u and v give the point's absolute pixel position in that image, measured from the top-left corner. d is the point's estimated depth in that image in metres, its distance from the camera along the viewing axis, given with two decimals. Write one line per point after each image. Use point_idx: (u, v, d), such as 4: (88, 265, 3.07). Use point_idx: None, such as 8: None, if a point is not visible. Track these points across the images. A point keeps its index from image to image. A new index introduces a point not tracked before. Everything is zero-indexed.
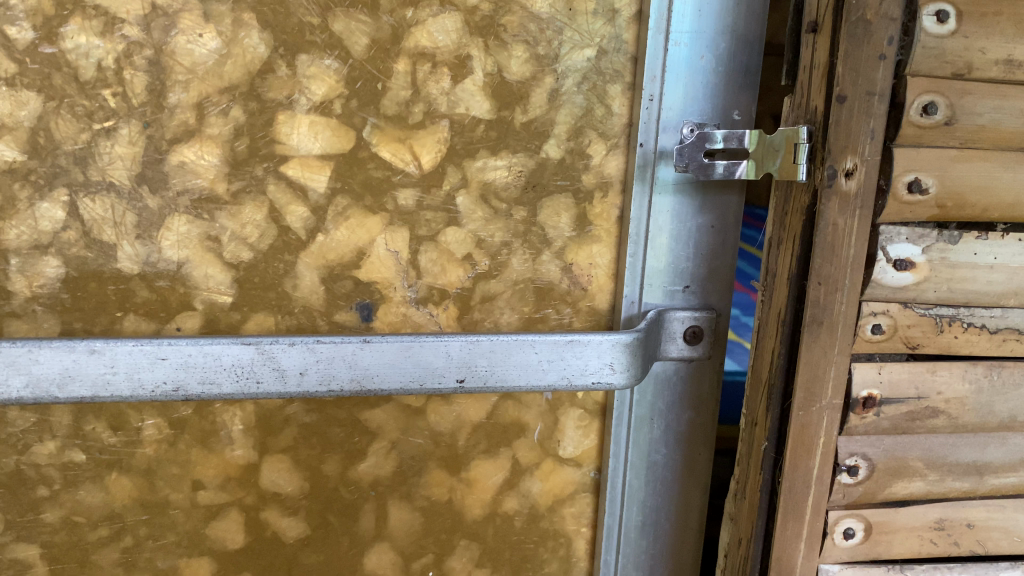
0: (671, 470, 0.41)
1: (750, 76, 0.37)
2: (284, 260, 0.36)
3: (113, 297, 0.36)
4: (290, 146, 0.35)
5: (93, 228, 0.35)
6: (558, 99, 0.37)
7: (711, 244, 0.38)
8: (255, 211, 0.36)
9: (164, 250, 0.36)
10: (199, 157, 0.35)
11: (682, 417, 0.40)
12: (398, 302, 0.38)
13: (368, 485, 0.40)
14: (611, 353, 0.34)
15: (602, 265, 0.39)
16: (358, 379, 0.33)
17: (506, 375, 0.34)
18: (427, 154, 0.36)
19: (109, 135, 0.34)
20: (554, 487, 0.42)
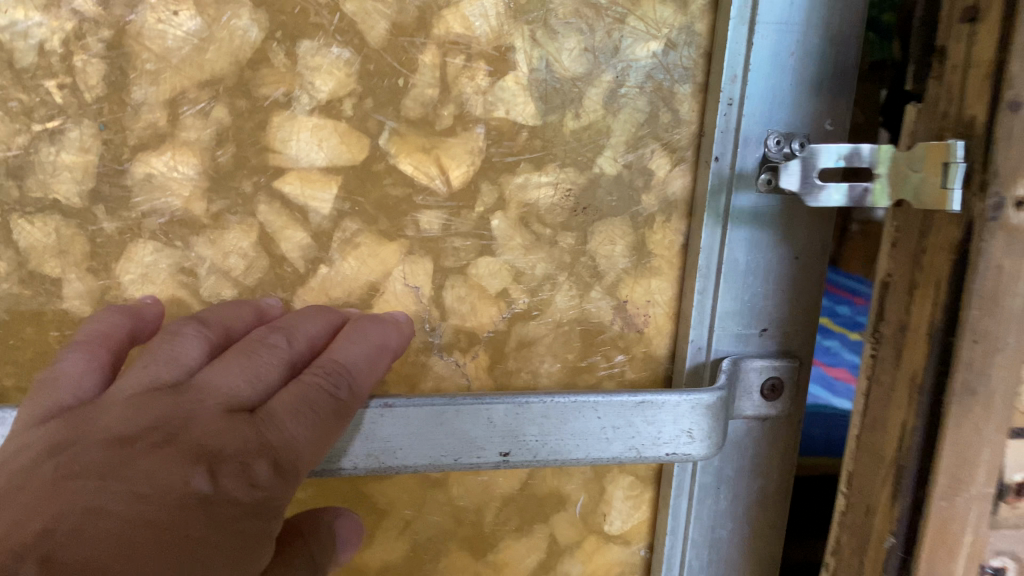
0: (736, 547, 0.34)
1: (847, 78, 0.30)
2: (277, 299, 0.29)
3: (56, 347, 0.28)
4: (286, 155, 0.28)
5: (30, 258, 0.27)
6: (617, 101, 0.30)
7: (794, 280, 0.32)
8: (242, 236, 0.28)
9: (122, 286, 0.28)
10: (171, 168, 0.27)
11: (753, 483, 0.34)
12: (418, 348, 0.30)
13: (376, 571, 0.33)
14: (691, 417, 0.28)
15: (661, 303, 0.33)
16: (375, 455, 0.26)
17: (560, 447, 0.27)
18: (457, 168, 0.29)
19: (53, 138, 0.26)
20: (598, 569, 0.35)
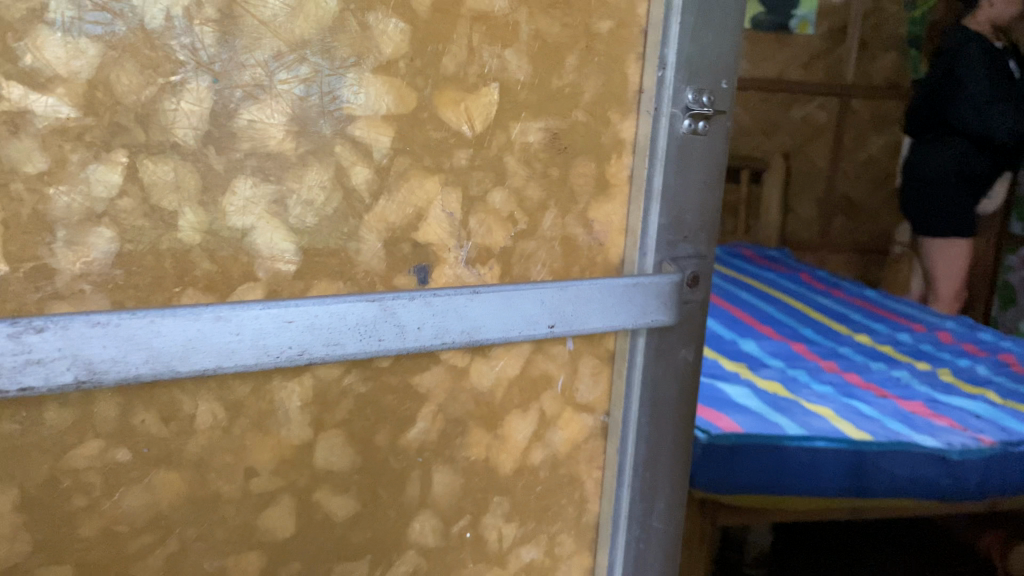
0: (670, 408, 0.45)
1: (735, 45, 0.42)
2: (349, 224, 0.36)
3: (170, 271, 0.33)
4: (356, 105, 0.35)
5: (152, 193, 0.33)
6: (586, 66, 0.39)
7: (705, 198, 0.43)
8: (321, 172, 0.35)
9: (228, 216, 0.34)
10: (268, 116, 0.34)
11: (678, 353, 0.44)
12: (451, 263, 0.38)
13: (416, 451, 0.40)
14: (665, 294, 0.42)
15: (616, 221, 0.42)
16: (467, 332, 0.38)
17: (586, 319, 0.41)
18: (478, 118, 0.38)
19: (176, 90, 0.32)
20: (573, 436, 0.45)
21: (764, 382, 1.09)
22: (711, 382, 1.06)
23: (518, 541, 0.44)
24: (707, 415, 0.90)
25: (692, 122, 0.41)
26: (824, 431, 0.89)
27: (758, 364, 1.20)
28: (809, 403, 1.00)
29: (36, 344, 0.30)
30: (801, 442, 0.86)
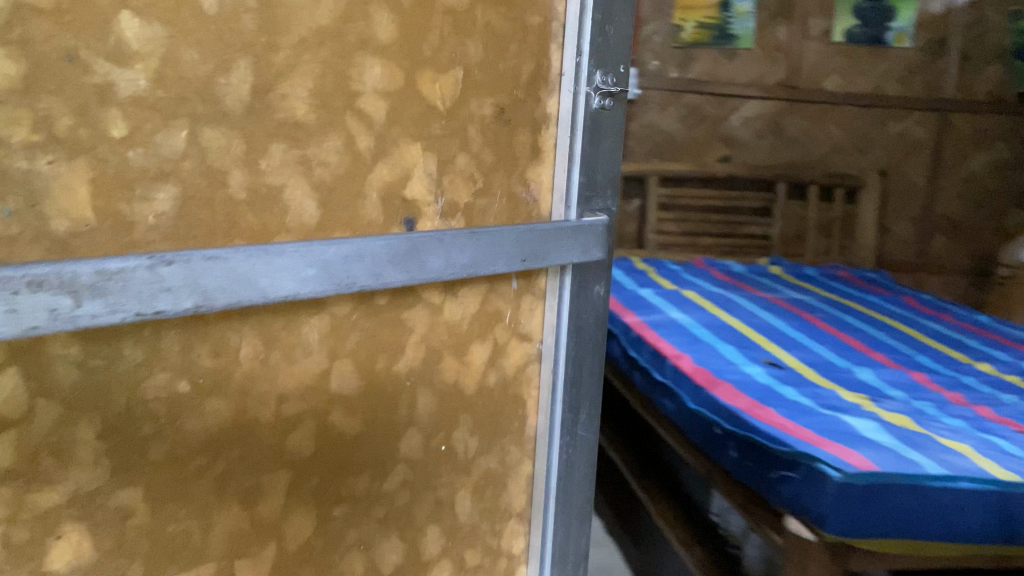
0: (589, 333, 0.61)
1: (629, 40, 0.58)
2: (356, 181, 0.47)
3: (220, 223, 0.42)
4: (362, 84, 0.46)
5: (208, 155, 0.41)
6: (521, 55, 0.54)
7: (611, 158, 0.59)
8: (336, 140, 0.45)
9: (265, 170, 0.43)
10: (297, 91, 0.43)
11: (592, 291, 0.61)
12: (431, 216, 0.50)
13: (405, 376, 0.52)
14: (593, 236, 0.58)
15: (545, 179, 0.57)
16: (468, 270, 0.49)
17: (549, 254, 0.54)
18: (448, 96, 0.50)
19: (228, 69, 0.41)
20: (518, 360, 0.59)
21: (892, 416, 1.16)
22: (840, 418, 1.12)
23: (477, 452, 0.58)
24: (839, 453, 0.94)
25: (601, 96, 0.57)
26: (967, 470, 0.91)
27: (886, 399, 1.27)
28: (945, 439, 1.05)
29: (167, 275, 0.37)
30: (943, 482, 0.89)
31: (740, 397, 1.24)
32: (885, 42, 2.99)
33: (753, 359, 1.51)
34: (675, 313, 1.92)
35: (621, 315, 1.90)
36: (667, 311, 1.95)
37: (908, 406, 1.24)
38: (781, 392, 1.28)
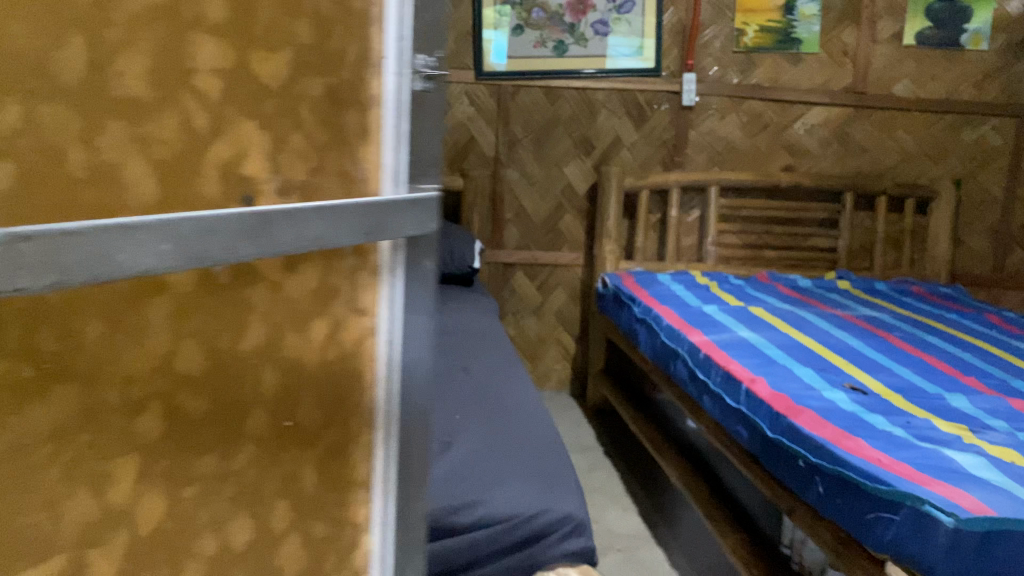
0: (418, 306, 0.57)
1: (438, 21, 0.56)
2: (194, 160, 0.41)
3: (62, 199, 0.35)
4: (197, 61, 0.41)
5: (41, 133, 0.35)
6: (349, 36, 0.49)
7: (432, 144, 0.56)
8: (171, 118, 0.40)
9: (102, 149, 0.37)
10: (130, 66, 0.38)
11: (421, 264, 0.57)
12: (269, 194, 0.45)
13: (250, 352, 0.47)
14: (427, 213, 0.55)
15: (376, 166, 0.52)
16: (318, 242, 0.46)
17: (390, 227, 0.51)
18: (271, 74, 0.45)
19: (60, 43, 0.35)
20: (357, 335, 0.53)
21: (996, 450, 1.23)
22: (939, 450, 1.21)
23: (322, 425, 0.52)
24: (948, 492, 1.02)
25: (420, 77, 0.53)
26: None
27: (980, 428, 1.35)
28: None
29: (23, 247, 0.31)
30: None
31: (825, 426, 1.32)
32: (960, 44, 3.02)
33: (835, 384, 1.60)
34: (752, 336, 1.99)
35: (688, 334, 2.04)
36: (742, 334, 2.01)
37: (1010, 437, 1.30)
38: (870, 421, 1.36)
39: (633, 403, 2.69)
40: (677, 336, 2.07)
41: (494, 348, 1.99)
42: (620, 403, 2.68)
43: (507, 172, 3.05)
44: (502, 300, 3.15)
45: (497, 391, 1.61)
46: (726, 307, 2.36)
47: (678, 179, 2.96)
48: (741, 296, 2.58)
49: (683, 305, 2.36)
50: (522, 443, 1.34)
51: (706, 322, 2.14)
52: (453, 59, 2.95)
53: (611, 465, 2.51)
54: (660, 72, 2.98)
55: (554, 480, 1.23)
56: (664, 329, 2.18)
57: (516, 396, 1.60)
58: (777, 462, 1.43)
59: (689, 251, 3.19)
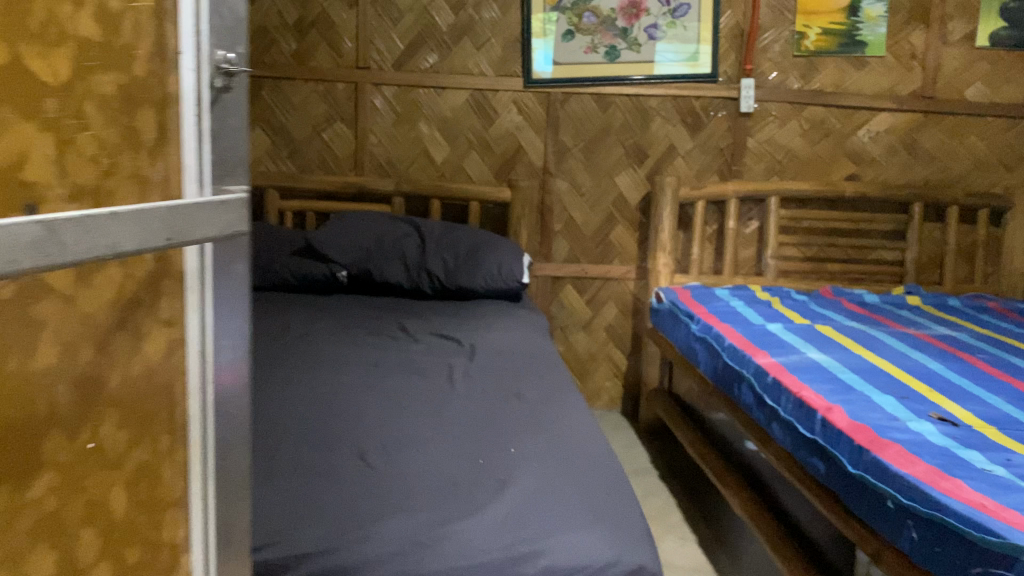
0: (230, 309, 0.61)
1: (241, 20, 0.60)
2: None
3: None
4: None
5: None
6: (138, 32, 0.51)
7: (235, 138, 0.60)
8: None
9: None
10: None
11: (233, 267, 0.60)
12: (53, 201, 0.44)
13: (45, 372, 0.45)
14: (240, 212, 0.58)
15: (172, 160, 0.55)
16: (110, 248, 0.43)
17: (189, 231, 0.51)
18: (56, 75, 0.45)
19: None
20: (158, 347, 0.55)
21: None
22: None
23: (128, 445, 0.53)
24: None
25: (222, 73, 0.57)
26: None
27: None
28: None
29: None
30: None
31: (915, 463, 1.24)
32: None
33: (921, 414, 1.49)
34: (824, 359, 1.85)
35: (753, 355, 1.92)
36: (813, 356, 1.87)
37: None
38: (965, 456, 1.27)
39: (695, 428, 2.54)
40: (743, 358, 1.95)
41: (546, 356, 1.85)
42: (681, 427, 2.53)
43: (556, 183, 2.94)
44: (551, 314, 3.04)
45: (547, 404, 1.47)
46: (793, 325, 2.22)
47: (737, 190, 2.82)
48: (807, 313, 2.42)
49: (747, 324, 2.23)
50: (584, 472, 1.19)
51: (773, 343, 2.00)
52: (499, 66, 2.84)
53: (667, 491, 2.38)
54: (717, 78, 2.86)
55: (620, 519, 1.07)
56: (728, 350, 2.05)
57: (568, 410, 1.46)
58: (859, 502, 1.35)
59: (747, 264, 3.02)
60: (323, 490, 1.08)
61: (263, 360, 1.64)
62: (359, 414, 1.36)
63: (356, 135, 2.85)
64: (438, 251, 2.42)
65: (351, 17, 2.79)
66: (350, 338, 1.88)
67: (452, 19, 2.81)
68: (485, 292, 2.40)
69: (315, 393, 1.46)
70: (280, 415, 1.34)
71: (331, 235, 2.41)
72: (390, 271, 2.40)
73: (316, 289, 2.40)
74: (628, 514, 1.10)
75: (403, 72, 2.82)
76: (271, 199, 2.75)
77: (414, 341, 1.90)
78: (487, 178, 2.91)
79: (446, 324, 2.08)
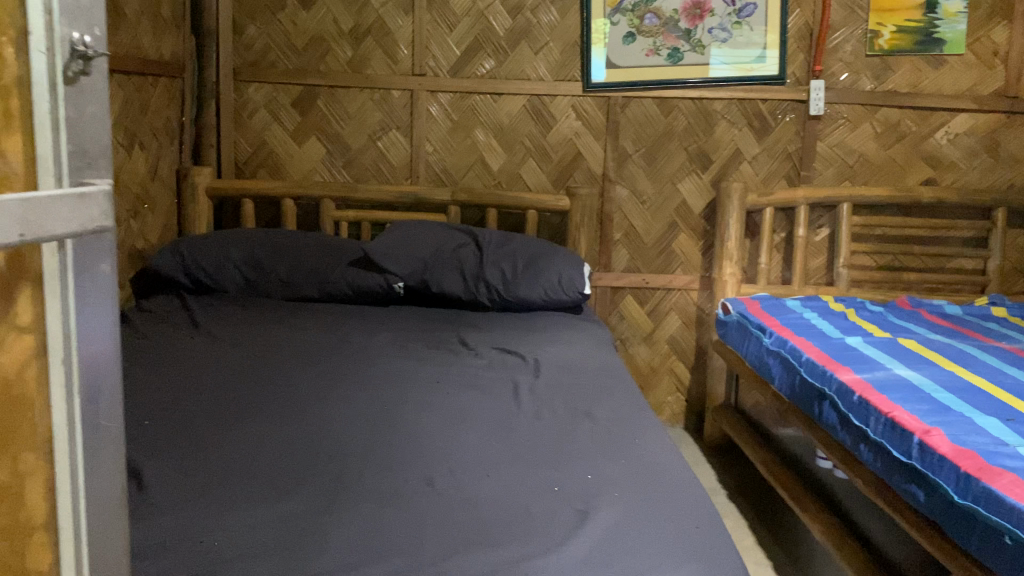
0: (98, 313, 0.68)
1: (93, 3, 0.65)
2: None
3: None
4: None
5: None
6: None
7: (97, 123, 0.66)
8: None
9: None
10: None
11: (99, 268, 0.67)
12: None
13: None
14: (103, 202, 0.66)
15: (23, 147, 0.61)
16: None
17: (47, 225, 0.59)
18: None
19: None
20: (17, 351, 0.63)
21: None
22: None
23: None
24: None
25: (81, 56, 0.63)
26: None
27: None
28: None
29: None
30: None
31: None
32: None
33: None
34: (913, 376, 1.75)
35: (836, 371, 1.83)
36: (901, 373, 1.77)
37: None
38: None
39: (767, 448, 2.42)
40: (823, 375, 1.85)
41: (616, 372, 1.76)
42: (752, 449, 2.41)
43: (616, 191, 2.85)
44: (611, 326, 2.95)
45: (622, 426, 1.40)
46: (873, 339, 2.10)
47: (807, 196, 2.70)
48: (886, 326, 2.29)
49: (823, 338, 2.12)
50: (667, 500, 1.10)
51: (854, 359, 1.90)
52: (558, 71, 2.77)
53: (734, 511, 2.28)
54: (785, 80, 2.74)
55: (714, 555, 0.98)
56: (806, 366, 1.95)
57: (644, 431, 1.38)
58: (965, 535, 1.24)
59: (817, 273, 2.89)
60: (391, 516, 1.02)
61: (320, 377, 1.59)
62: (424, 436, 1.30)
63: (412, 143, 2.81)
64: (497, 261, 2.36)
65: (408, 23, 2.75)
66: (409, 352, 1.83)
67: (510, 24, 2.75)
68: (545, 304, 2.32)
69: (378, 412, 1.41)
70: (344, 437, 1.29)
71: (388, 245, 2.36)
72: (448, 282, 2.34)
73: (372, 299, 2.35)
74: (721, 549, 1.00)
75: (459, 79, 2.77)
76: (327, 209, 2.72)
77: (475, 355, 1.83)
78: (544, 186, 2.85)
79: (507, 338, 2.02)
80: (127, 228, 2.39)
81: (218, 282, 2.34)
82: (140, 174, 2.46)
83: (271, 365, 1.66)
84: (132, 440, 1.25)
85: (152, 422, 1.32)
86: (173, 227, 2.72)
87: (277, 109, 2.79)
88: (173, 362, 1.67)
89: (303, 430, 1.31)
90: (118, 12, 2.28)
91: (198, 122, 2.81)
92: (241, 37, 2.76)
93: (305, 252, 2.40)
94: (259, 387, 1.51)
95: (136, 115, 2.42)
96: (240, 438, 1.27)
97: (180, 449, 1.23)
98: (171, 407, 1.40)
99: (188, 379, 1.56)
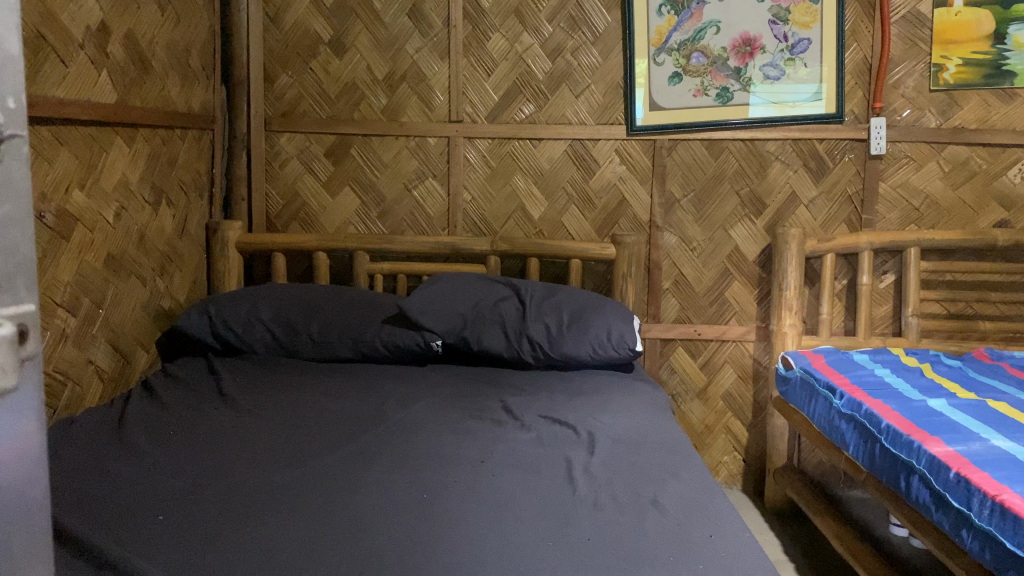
0: (20, 493, 0.59)
1: (9, 65, 0.56)
2: None
3: None
4: None
5: None
6: None
7: (14, 233, 0.57)
8: None
9: None
10: None
11: (28, 425, 0.59)
12: None
13: None
14: None
15: None
16: None
17: None
18: None
19: None
20: None
21: None
22: None
23: None
24: None
25: None
26: None
27: None
28: None
29: None
30: None
31: None
32: None
33: None
34: (1012, 448, 1.58)
35: (925, 442, 1.64)
36: (999, 446, 1.60)
37: None
38: None
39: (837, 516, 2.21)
40: (910, 446, 1.67)
41: (677, 446, 1.60)
42: (822, 518, 2.19)
43: (664, 237, 2.69)
44: (661, 381, 2.78)
45: (694, 519, 1.24)
46: (958, 402, 1.91)
47: (871, 241, 2.51)
48: (969, 384, 2.10)
49: (901, 399, 1.93)
50: None
51: (942, 426, 1.71)
52: (600, 114, 2.64)
53: None
54: (843, 118, 2.57)
55: None
56: (888, 433, 1.77)
57: (721, 526, 1.23)
58: None
59: (883, 322, 2.70)
60: None
61: (350, 461, 1.45)
62: (469, 533, 1.17)
63: (448, 192, 2.69)
64: (541, 316, 2.20)
65: (444, 68, 2.64)
66: (447, 424, 1.68)
67: (549, 67, 2.62)
68: (593, 362, 2.16)
69: (417, 503, 1.26)
70: (381, 534, 1.15)
71: (425, 302, 2.22)
72: (488, 339, 2.18)
73: (409, 359, 2.20)
74: None
75: (497, 125, 2.65)
76: (360, 261, 2.59)
77: (523, 428, 1.67)
78: (589, 235, 2.69)
79: (554, 404, 1.85)
80: (153, 287, 2.28)
81: (247, 343, 2.20)
82: (167, 231, 2.36)
83: (297, 446, 1.52)
84: (138, 543, 1.11)
85: (166, 517, 1.20)
86: (202, 283, 2.61)
87: (309, 159, 2.69)
88: (194, 442, 1.54)
89: (335, 526, 1.18)
90: (145, 64, 2.19)
91: (229, 175, 2.72)
92: (272, 87, 2.68)
93: (338, 310, 2.27)
94: (284, 474, 1.37)
95: (164, 170, 2.33)
96: (263, 538, 1.14)
97: (190, 553, 1.09)
98: (186, 499, 1.26)
99: (209, 464, 1.42)
